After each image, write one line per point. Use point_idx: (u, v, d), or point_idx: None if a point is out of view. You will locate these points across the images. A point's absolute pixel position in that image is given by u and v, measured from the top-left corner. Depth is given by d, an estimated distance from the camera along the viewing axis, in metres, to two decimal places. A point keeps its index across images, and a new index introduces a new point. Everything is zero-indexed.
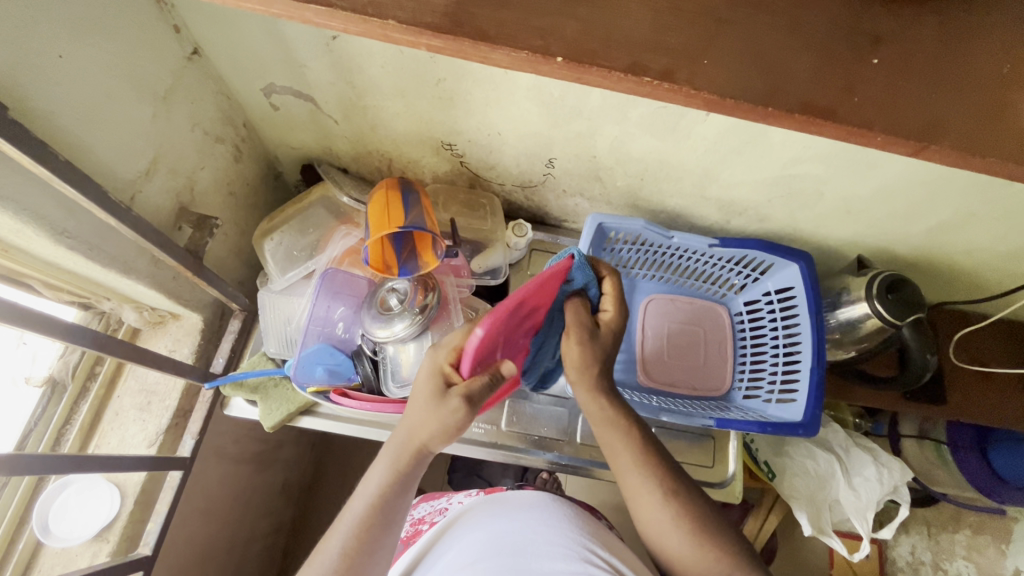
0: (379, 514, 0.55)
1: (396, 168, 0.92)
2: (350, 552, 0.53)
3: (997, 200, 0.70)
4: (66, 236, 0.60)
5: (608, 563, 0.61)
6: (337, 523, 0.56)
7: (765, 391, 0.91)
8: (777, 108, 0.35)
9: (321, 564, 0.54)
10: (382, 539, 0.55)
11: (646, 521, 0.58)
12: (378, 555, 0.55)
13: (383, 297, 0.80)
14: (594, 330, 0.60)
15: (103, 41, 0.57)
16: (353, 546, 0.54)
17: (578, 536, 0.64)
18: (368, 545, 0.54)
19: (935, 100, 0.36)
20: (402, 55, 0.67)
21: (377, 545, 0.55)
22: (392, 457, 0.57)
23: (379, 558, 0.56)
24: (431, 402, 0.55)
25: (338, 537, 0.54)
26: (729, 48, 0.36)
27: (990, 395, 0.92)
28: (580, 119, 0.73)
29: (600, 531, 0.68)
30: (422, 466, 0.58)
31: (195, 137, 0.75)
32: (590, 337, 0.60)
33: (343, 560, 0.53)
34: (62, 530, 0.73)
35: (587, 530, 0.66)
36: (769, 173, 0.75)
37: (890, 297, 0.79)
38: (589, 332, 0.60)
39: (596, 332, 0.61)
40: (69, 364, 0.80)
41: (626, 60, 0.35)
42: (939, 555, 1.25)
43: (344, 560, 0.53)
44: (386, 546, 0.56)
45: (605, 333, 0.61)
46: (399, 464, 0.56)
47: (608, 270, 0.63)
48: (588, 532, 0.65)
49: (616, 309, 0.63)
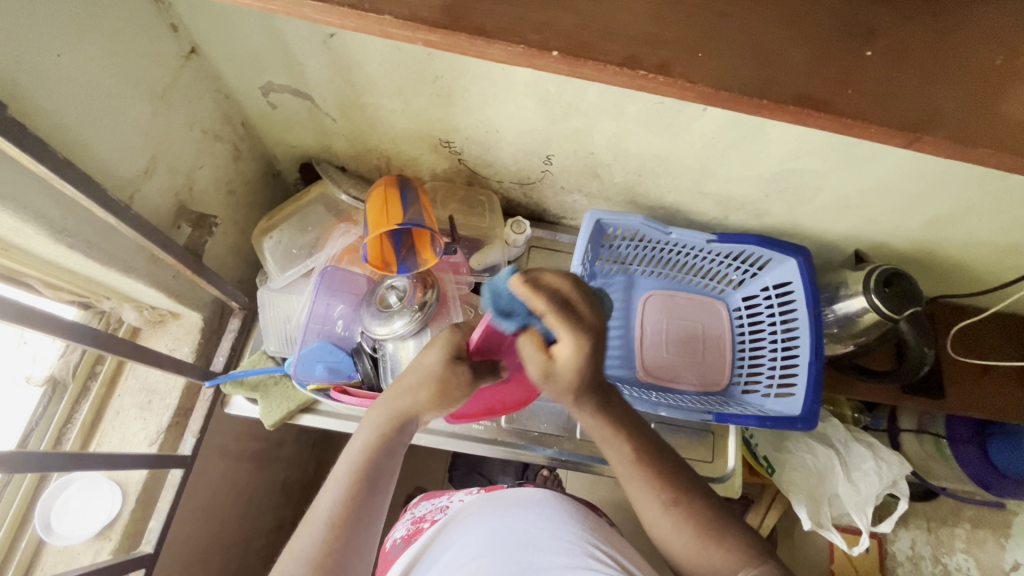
0: (366, 481, 0.55)
1: (394, 166, 0.92)
2: (338, 520, 0.53)
3: (994, 193, 0.71)
4: (65, 234, 0.60)
5: (611, 560, 0.62)
6: (323, 494, 0.55)
7: (764, 386, 0.91)
8: (772, 100, 0.35)
9: (308, 535, 0.52)
10: (369, 508, 0.54)
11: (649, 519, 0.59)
12: (366, 526, 0.54)
13: (382, 295, 0.80)
14: (550, 372, 0.52)
15: (101, 39, 0.57)
16: (340, 512, 0.53)
17: (580, 532, 0.64)
18: (356, 513, 0.53)
19: (929, 92, 0.36)
20: (399, 52, 0.67)
21: (364, 513, 0.54)
22: (375, 424, 0.58)
23: (368, 530, 0.54)
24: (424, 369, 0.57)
25: (325, 505, 0.54)
26: (724, 41, 0.36)
27: (988, 388, 0.93)
28: (578, 115, 0.73)
29: (601, 527, 0.68)
30: (407, 435, 0.59)
31: (194, 136, 0.76)
32: (549, 380, 0.53)
33: (331, 527, 0.52)
34: (65, 529, 0.72)
35: (590, 526, 0.66)
36: (766, 168, 0.75)
37: (887, 290, 0.79)
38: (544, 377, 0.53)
39: (553, 374, 0.52)
40: (69, 364, 0.81)
41: (622, 53, 0.35)
42: (939, 549, 1.26)
43: (333, 530, 0.52)
44: (375, 516, 0.55)
45: (564, 373, 0.52)
46: (383, 430, 0.57)
47: (540, 304, 0.50)
48: (590, 528, 0.66)
49: (573, 342, 0.50)
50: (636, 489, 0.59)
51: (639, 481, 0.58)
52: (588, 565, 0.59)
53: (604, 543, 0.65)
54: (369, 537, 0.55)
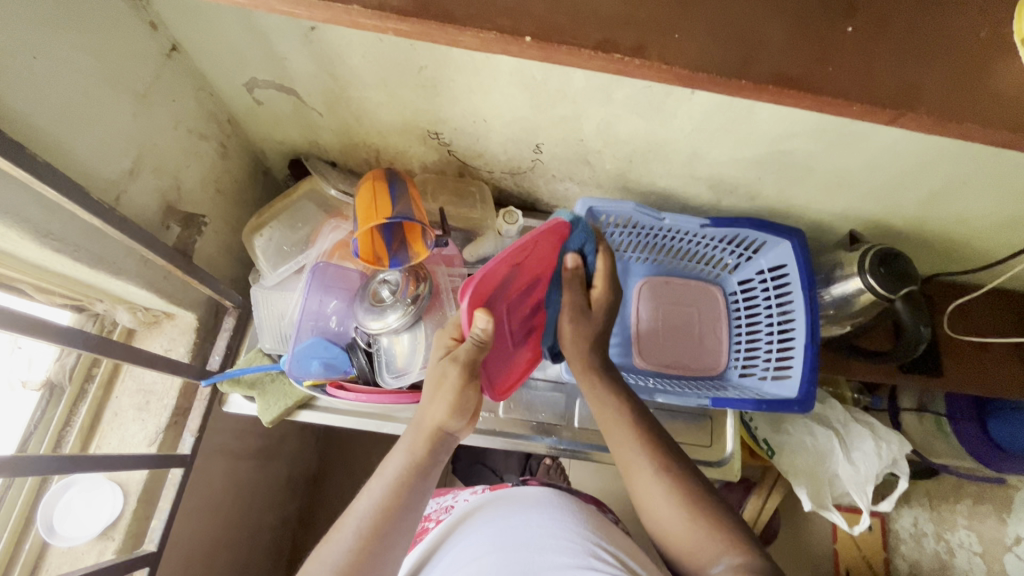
0: (401, 495, 0.56)
1: (384, 159, 0.92)
2: (369, 530, 0.53)
3: (989, 167, 0.70)
4: (50, 237, 0.60)
5: (612, 557, 0.62)
6: (356, 504, 0.55)
7: (760, 368, 0.92)
8: (750, 81, 0.35)
9: (339, 543, 0.52)
10: (403, 524, 0.55)
11: (629, 477, 0.62)
12: (399, 540, 0.54)
13: (375, 290, 0.81)
14: (583, 309, 0.71)
15: (79, 41, 0.57)
16: (374, 523, 0.53)
17: (583, 532, 0.64)
18: (388, 525, 0.53)
19: (908, 66, 0.35)
20: (382, 43, 0.66)
21: (398, 530, 0.54)
22: (409, 442, 0.60)
23: (396, 546, 0.54)
24: (438, 383, 0.61)
25: (360, 513, 0.54)
26: (700, 21, 0.35)
27: (986, 366, 0.93)
28: (566, 102, 0.72)
29: (603, 525, 0.69)
30: (442, 456, 0.61)
31: (178, 135, 0.75)
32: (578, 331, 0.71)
33: (364, 537, 0.52)
34: (68, 530, 0.74)
35: (592, 526, 0.67)
36: (758, 149, 0.74)
37: (883, 270, 0.78)
38: (581, 310, 0.71)
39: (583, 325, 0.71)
40: (65, 367, 0.81)
41: (596, 37, 0.35)
42: (941, 526, 1.27)
43: (364, 539, 0.52)
44: (403, 533, 0.54)
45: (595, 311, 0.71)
46: (417, 448, 0.59)
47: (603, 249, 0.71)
48: (592, 527, 0.66)
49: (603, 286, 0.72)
50: (619, 445, 0.64)
51: (625, 445, 0.63)
52: (590, 564, 0.59)
53: (607, 541, 0.65)
54: (399, 552, 0.54)
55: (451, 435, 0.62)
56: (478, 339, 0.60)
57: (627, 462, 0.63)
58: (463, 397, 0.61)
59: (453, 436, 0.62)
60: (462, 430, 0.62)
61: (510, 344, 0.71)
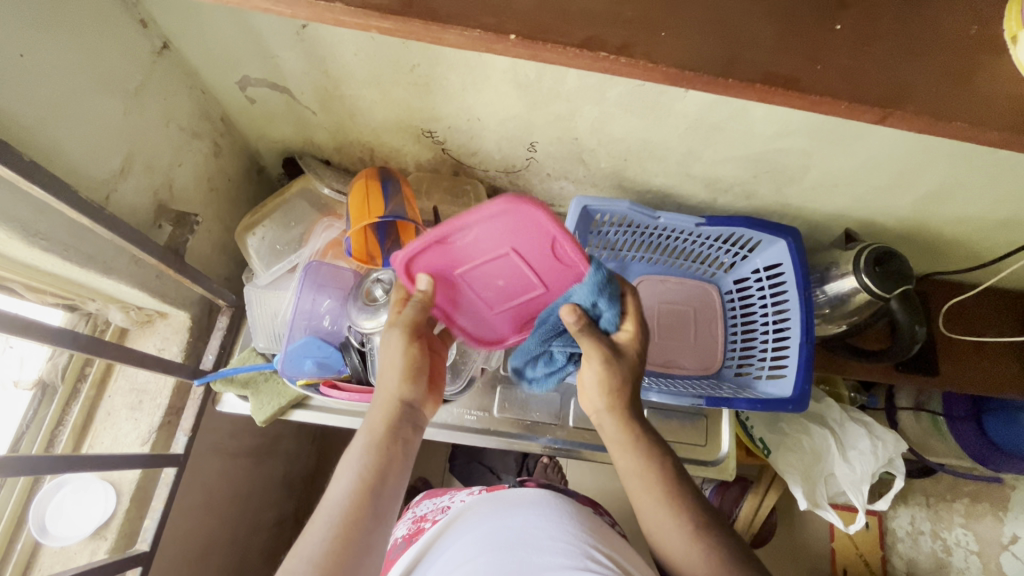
0: (370, 476, 0.55)
1: (378, 158, 0.92)
2: (342, 516, 0.51)
3: (985, 167, 0.69)
4: (39, 237, 0.59)
5: (608, 560, 0.62)
6: (326, 496, 0.54)
7: (755, 367, 0.92)
8: (737, 79, 0.34)
9: (313, 535, 0.50)
10: (377, 506, 0.54)
11: (655, 529, 0.58)
12: (376, 524, 0.53)
13: (368, 289, 0.78)
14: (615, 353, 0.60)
15: (68, 40, 0.57)
16: (346, 509, 0.52)
17: (578, 533, 0.65)
18: (361, 508, 0.52)
19: (898, 65, 0.35)
20: (374, 42, 0.66)
21: (371, 513, 0.53)
22: (369, 423, 0.60)
23: (376, 529, 0.53)
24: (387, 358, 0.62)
25: (330, 502, 0.53)
26: (687, 20, 0.35)
27: (981, 365, 0.92)
28: (559, 101, 0.72)
29: (598, 528, 0.69)
30: (409, 433, 0.60)
31: (170, 134, 0.75)
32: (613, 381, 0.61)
33: (336, 525, 0.51)
34: (60, 529, 0.74)
35: (588, 528, 0.67)
36: (752, 148, 0.74)
37: (877, 270, 0.78)
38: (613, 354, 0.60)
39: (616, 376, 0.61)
40: (57, 367, 0.81)
41: (581, 35, 0.34)
42: (937, 524, 1.27)
43: (337, 528, 0.51)
44: (380, 514, 0.53)
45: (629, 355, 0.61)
46: (377, 427, 0.59)
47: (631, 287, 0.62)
48: (588, 530, 0.66)
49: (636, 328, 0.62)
50: (640, 496, 0.60)
51: (648, 497, 0.59)
52: (585, 565, 0.59)
53: (602, 544, 0.65)
54: (379, 537, 0.53)
55: (412, 409, 0.62)
56: (419, 300, 0.63)
57: (652, 514, 0.58)
58: (415, 367, 0.62)
59: (416, 409, 0.62)
60: (422, 402, 0.64)
61: (478, 299, 0.68)
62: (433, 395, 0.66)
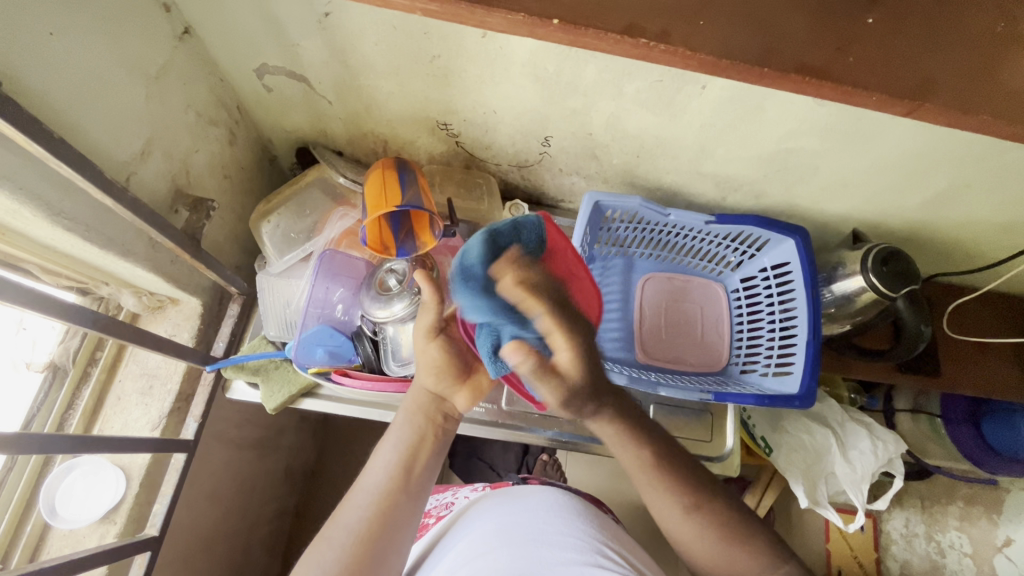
0: (404, 458, 0.58)
1: (391, 150, 0.92)
2: (378, 490, 0.56)
3: (994, 168, 0.71)
4: (63, 217, 0.59)
5: (619, 558, 0.63)
6: (365, 470, 0.59)
7: (762, 364, 0.92)
8: (772, 68, 0.35)
9: (350, 508, 0.55)
10: (409, 487, 0.57)
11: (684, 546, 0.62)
12: (408, 500, 0.57)
13: (382, 278, 0.79)
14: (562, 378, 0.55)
15: (95, 21, 0.57)
16: (382, 486, 0.56)
17: (590, 530, 0.65)
18: (395, 485, 0.56)
19: (927, 58, 0.36)
20: (396, 32, 0.66)
21: (403, 492, 0.56)
22: (406, 406, 0.63)
23: (408, 505, 0.56)
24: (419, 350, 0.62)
25: (369, 478, 0.57)
26: (725, 10, 0.36)
27: (983, 366, 0.94)
28: (576, 95, 0.72)
29: (607, 525, 0.69)
30: (441, 421, 0.62)
31: (189, 119, 0.75)
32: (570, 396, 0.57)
33: (373, 501, 0.55)
34: (70, 512, 0.74)
35: (597, 525, 0.67)
36: (764, 147, 0.75)
37: (885, 269, 0.79)
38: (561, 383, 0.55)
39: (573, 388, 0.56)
40: (69, 350, 0.81)
41: (622, 22, 0.35)
42: (932, 527, 1.28)
43: (373, 501, 0.55)
44: (413, 491, 0.57)
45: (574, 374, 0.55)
46: (412, 411, 0.62)
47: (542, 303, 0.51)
48: (598, 526, 0.67)
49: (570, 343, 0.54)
50: (659, 497, 0.62)
51: (647, 489, 0.63)
52: (598, 561, 0.60)
53: (611, 540, 0.66)
54: (411, 513, 0.57)
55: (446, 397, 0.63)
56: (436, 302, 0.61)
57: (689, 543, 0.61)
58: (448, 363, 0.62)
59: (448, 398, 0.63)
60: (456, 395, 0.63)
61: None
62: (471, 389, 0.63)
